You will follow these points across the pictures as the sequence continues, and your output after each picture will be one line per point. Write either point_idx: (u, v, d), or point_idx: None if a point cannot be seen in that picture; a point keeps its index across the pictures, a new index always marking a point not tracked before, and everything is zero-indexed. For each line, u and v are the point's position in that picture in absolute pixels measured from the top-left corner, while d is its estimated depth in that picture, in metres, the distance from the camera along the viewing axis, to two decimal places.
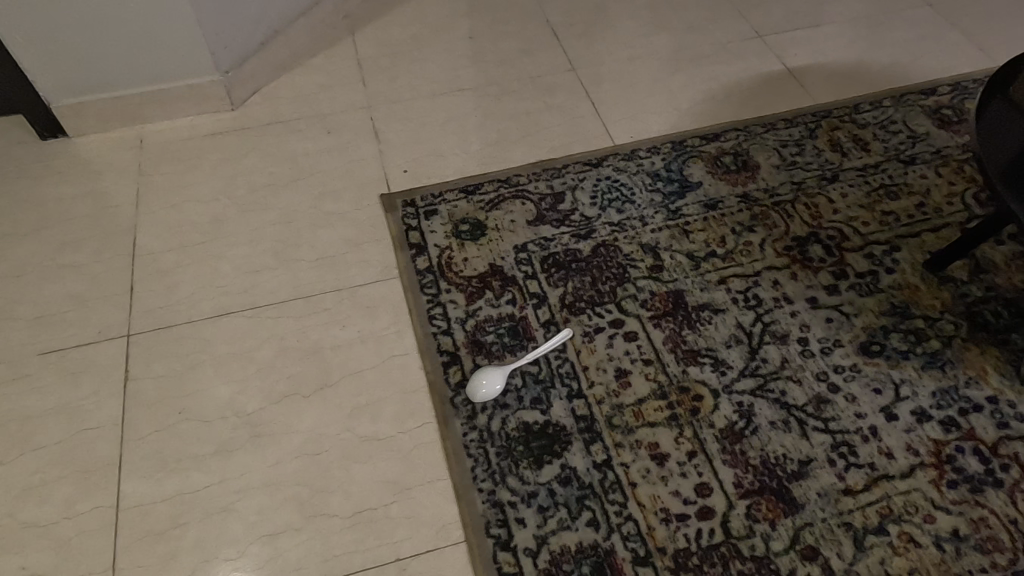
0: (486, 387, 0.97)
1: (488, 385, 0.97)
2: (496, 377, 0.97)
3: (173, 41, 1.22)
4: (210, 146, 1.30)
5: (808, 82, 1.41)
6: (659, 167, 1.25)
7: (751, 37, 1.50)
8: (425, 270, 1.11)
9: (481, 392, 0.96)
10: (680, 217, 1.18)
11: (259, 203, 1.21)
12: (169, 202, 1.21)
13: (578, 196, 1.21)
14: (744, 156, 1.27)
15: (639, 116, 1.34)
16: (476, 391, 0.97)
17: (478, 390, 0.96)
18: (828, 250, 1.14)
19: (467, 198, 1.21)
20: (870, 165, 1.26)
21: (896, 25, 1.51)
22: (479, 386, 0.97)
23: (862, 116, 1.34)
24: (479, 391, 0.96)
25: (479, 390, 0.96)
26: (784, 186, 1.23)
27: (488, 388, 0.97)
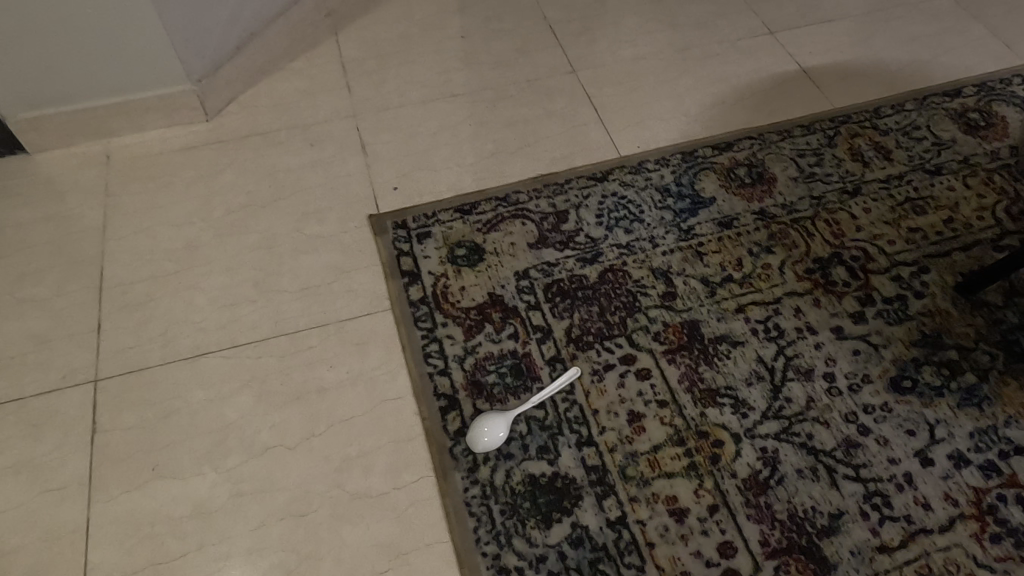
0: (487, 436, 0.89)
1: (490, 434, 0.89)
2: (498, 424, 0.89)
3: (140, 49, 1.12)
4: (183, 161, 1.19)
5: (825, 82, 1.31)
6: (669, 181, 1.16)
7: (762, 33, 1.40)
8: (419, 301, 1.03)
9: (481, 442, 0.89)
10: (692, 237, 1.10)
11: (237, 227, 1.11)
12: (139, 226, 1.11)
13: (582, 215, 1.12)
14: (759, 167, 1.18)
15: (646, 123, 1.24)
16: (477, 441, 0.89)
17: (478, 440, 0.89)
18: (853, 272, 1.06)
19: (463, 219, 1.12)
20: (894, 175, 1.17)
21: (916, 18, 1.42)
22: (479, 435, 0.89)
23: (884, 120, 1.25)
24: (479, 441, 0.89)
25: (480, 441, 0.89)
26: (803, 200, 1.14)
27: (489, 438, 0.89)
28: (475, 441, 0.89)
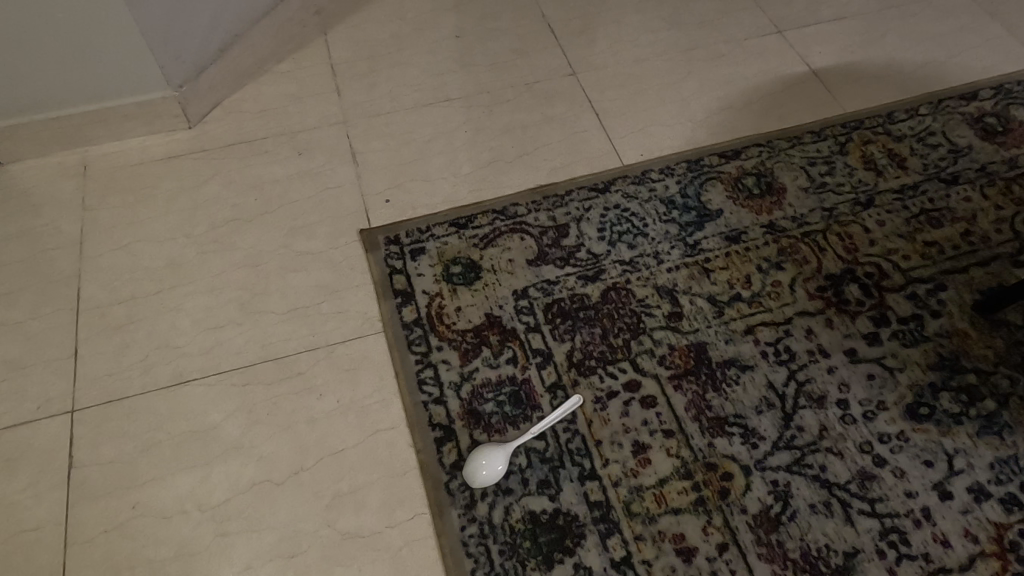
0: (486, 470, 0.84)
1: (489, 467, 0.85)
2: (498, 456, 0.85)
3: (113, 53, 1.06)
4: (164, 172, 1.14)
5: (836, 84, 1.26)
6: (673, 192, 1.11)
7: (770, 32, 1.34)
8: (413, 323, 0.98)
9: (479, 476, 0.84)
10: (699, 253, 1.05)
11: (222, 243, 1.06)
12: (118, 242, 1.06)
13: (584, 229, 1.07)
14: (768, 177, 1.13)
15: (650, 129, 1.19)
16: (474, 475, 0.84)
17: (476, 473, 0.84)
18: (867, 290, 1.01)
19: (459, 233, 1.07)
20: (908, 184, 1.12)
21: (930, 16, 1.36)
22: (477, 469, 0.84)
23: (898, 125, 1.20)
24: (476, 475, 0.84)
25: (478, 475, 0.84)
26: (814, 212, 1.09)
27: (488, 471, 0.84)
28: (472, 474, 0.84)
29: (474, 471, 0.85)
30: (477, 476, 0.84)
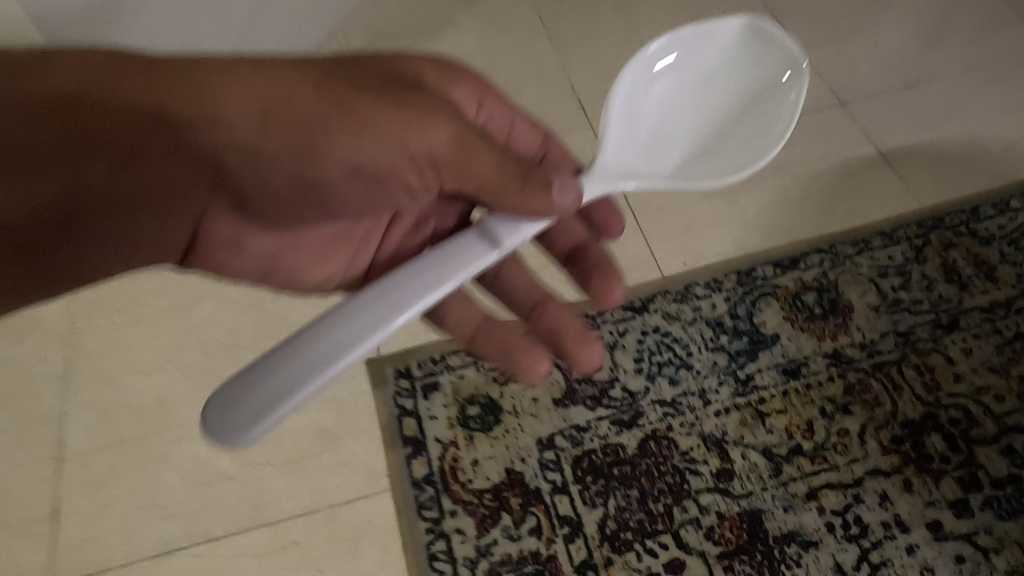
0: (659, 127, 0.65)
1: (664, 154, 0.64)
2: (610, 149, 0.62)
3: None
4: (152, 287, 1.03)
5: (908, 173, 1.11)
6: (721, 312, 0.97)
7: (830, 105, 1.20)
8: (423, 480, 0.86)
9: (738, 92, 0.66)
10: (751, 391, 0.91)
11: (215, 374, 0.95)
12: (102, 375, 0.96)
13: (618, 358, 0.94)
14: (832, 294, 0.98)
15: (694, 230, 1.05)
16: (748, 137, 0.64)
17: (714, 114, 0.65)
18: (952, 442, 0.87)
19: (476, 364, 0.94)
20: (999, 302, 0.97)
21: (1015, 83, 1.20)
22: (720, 119, 0.65)
23: (983, 225, 1.04)
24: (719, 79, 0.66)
25: (729, 132, 0.65)
26: (887, 337, 0.95)
27: (657, 115, 0.65)
28: (771, 119, 0.65)
29: (732, 95, 0.66)
30: (710, 167, 0.63)
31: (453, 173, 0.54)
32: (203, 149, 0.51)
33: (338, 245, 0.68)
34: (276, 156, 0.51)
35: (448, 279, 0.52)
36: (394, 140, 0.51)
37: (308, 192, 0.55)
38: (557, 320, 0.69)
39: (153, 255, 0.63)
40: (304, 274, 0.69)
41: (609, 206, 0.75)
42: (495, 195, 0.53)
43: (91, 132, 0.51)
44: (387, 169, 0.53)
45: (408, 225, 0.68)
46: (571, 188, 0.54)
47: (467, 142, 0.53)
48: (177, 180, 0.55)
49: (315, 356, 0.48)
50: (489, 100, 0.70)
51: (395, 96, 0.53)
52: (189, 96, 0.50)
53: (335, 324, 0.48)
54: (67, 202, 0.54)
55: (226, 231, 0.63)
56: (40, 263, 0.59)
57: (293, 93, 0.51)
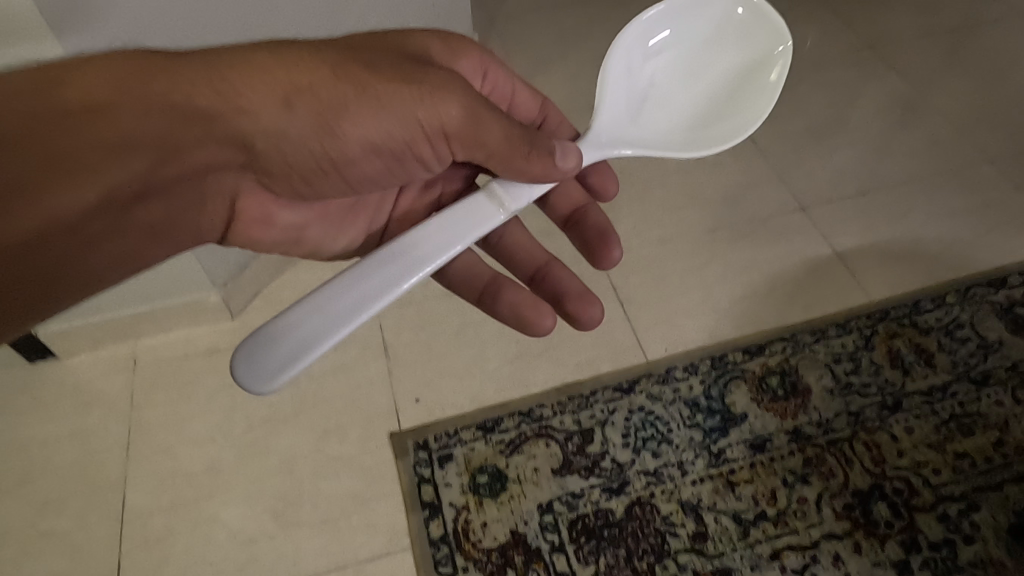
0: (650, 85, 0.84)
1: (653, 121, 0.82)
2: (602, 121, 0.79)
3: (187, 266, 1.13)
4: (203, 366, 1.19)
5: (860, 269, 1.28)
6: (697, 392, 1.12)
7: (792, 209, 1.38)
8: (439, 540, 1.00)
9: (726, 59, 0.85)
10: (723, 463, 1.06)
11: (259, 445, 1.10)
12: (160, 444, 1.10)
13: (608, 433, 1.08)
14: (793, 377, 1.14)
15: (674, 319, 1.21)
16: (721, 117, 0.83)
17: (695, 98, 0.84)
18: (895, 509, 1.01)
19: (485, 437, 1.08)
20: (937, 386, 1.13)
21: (953, 191, 1.39)
22: (707, 80, 0.85)
23: (924, 317, 1.20)
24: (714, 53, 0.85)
25: (707, 108, 0.84)
26: (840, 416, 1.10)
27: (646, 93, 0.83)
28: (742, 98, 0.84)
29: (720, 122, 0.83)
30: (685, 138, 0.82)
31: (463, 142, 0.70)
32: (246, 137, 0.64)
33: (349, 215, 0.85)
34: (303, 140, 0.66)
35: (455, 239, 0.66)
36: (412, 117, 0.67)
37: (333, 172, 0.71)
38: (558, 282, 0.87)
39: (190, 239, 0.72)
40: (329, 242, 0.86)
41: (603, 170, 0.93)
42: (503, 161, 0.68)
43: (147, 135, 0.58)
44: (402, 143, 0.69)
45: (416, 190, 0.86)
46: (571, 154, 0.70)
47: (479, 115, 0.67)
48: (215, 161, 0.64)
49: (338, 306, 0.61)
50: (493, 76, 0.90)
51: (411, 76, 0.67)
52: (234, 107, 0.62)
53: (367, 274, 0.63)
54: (153, 221, 0.65)
55: (258, 208, 0.77)
56: (83, 265, 0.62)
57: (314, 77, 0.64)
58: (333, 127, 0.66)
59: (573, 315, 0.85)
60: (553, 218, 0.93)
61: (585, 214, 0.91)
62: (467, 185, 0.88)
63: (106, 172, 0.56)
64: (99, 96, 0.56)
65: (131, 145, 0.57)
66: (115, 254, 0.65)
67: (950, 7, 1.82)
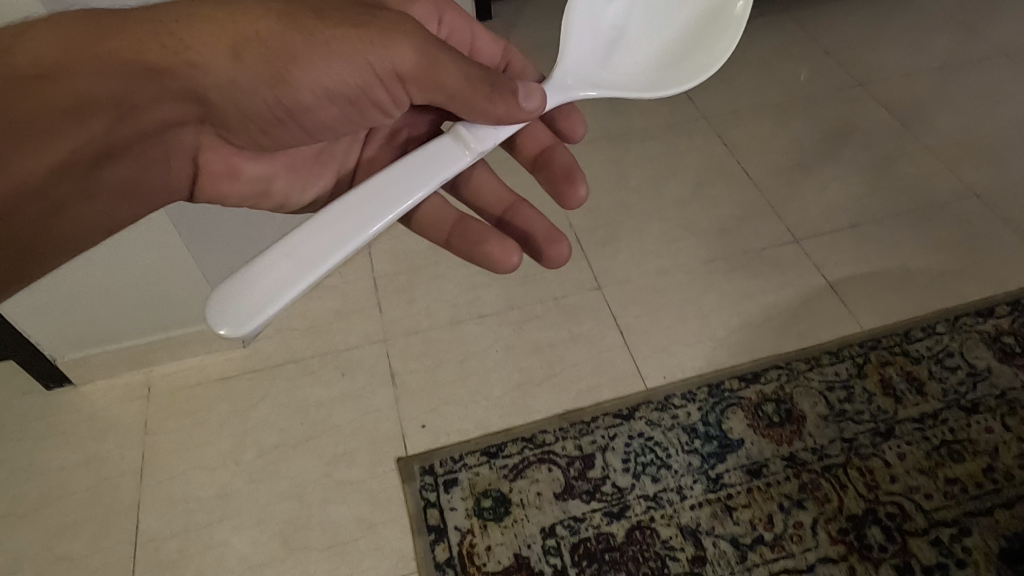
0: (617, 26, 0.79)
1: (620, 63, 0.78)
2: (568, 63, 0.75)
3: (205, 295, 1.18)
4: (216, 393, 1.22)
5: (852, 299, 1.32)
6: (695, 419, 1.16)
7: (786, 240, 1.43)
8: (445, 563, 1.03)
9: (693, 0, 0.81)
10: (721, 487, 1.09)
11: (270, 470, 1.13)
12: (173, 470, 1.14)
13: (609, 458, 1.12)
14: (788, 404, 1.17)
15: (672, 348, 1.25)
16: (690, 55, 0.79)
17: (663, 38, 0.80)
18: (889, 534, 1.04)
19: (490, 462, 1.12)
20: (928, 413, 1.16)
21: (941, 223, 1.44)
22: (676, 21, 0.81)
23: (914, 345, 1.24)
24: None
25: (675, 48, 0.80)
26: (834, 442, 1.13)
27: (613, 33, 0.79)
28: (713, 37, 0.80)
29: (689, 60, 0.79)
30: (649, 81, 0.78)
31: (418, 84, 0.66)
32: (198, 91, 0.63)
33: (316, 165, 0.83)
34: (253, 88, 0.63)
35: (423, 183, 0.62)
36: (361, 59, 0.63)
37: (286, 119, 0.68)
38: (525, 222, 0.84)
39: (163, 200, 0.74)
40: (297, 193, 0.83)
41: (569, 115, 0.88)
42: (463, 103, 0.64)
43: (103, 96, 0.58)
44: (356, 88, 0.66)
45: (385, 136, 0.84)
46: (535, 93, 0.66)
47: (432, 57, 0.63)
48: (171, 118, 0.65)
49: (305, 250, 0.56)
50: (450, 17, 0.87)
51: (361, 18, 0.63)
52: (181, 60, 0.61)
53: (336, 219, 0.58)
54: (118, 180, 0.66)
55: (221, 161, 0.75)
56: (51, 230, 0.63)
57: (260, 25, 0.61)
58: (281, 76, 0.63)
59: (542, 254, 0.82)
60: (519, 159, 0.88)
61: (553, 153, 0.86)
62: (435, 131, 0.84)
63: (64, 133, 0.57)
64: (51, 58, 0.57)
65: (88, 106, 0.58)
66: (84, 218, 0.66)
67: (937, 46, 1.89)
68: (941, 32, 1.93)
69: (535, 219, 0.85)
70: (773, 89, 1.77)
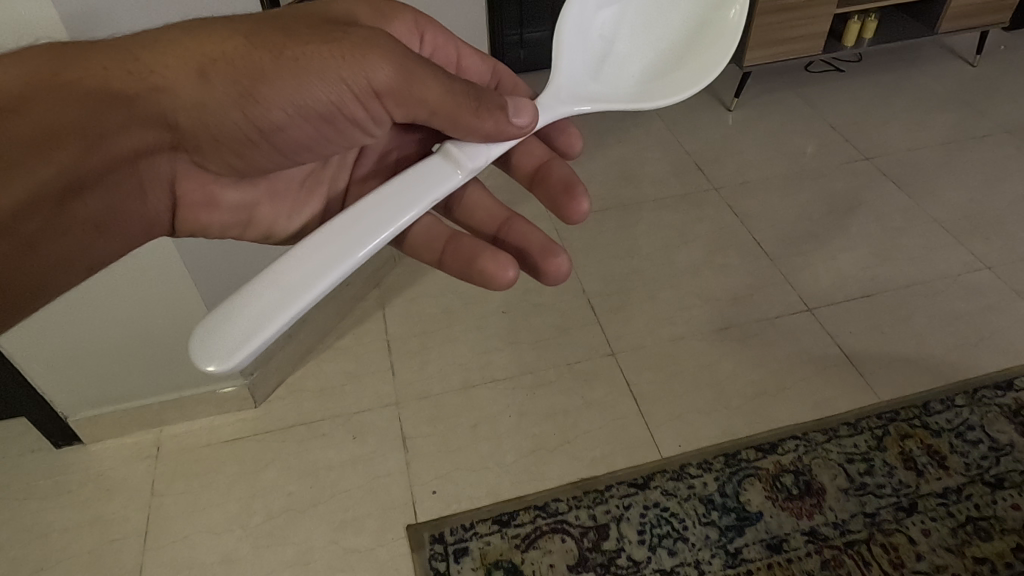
0: (608, 38, 0.81)
1: (613, 73, 0.79)
2: (562, 73, 0.75)
3: None
4: (225, 454, 1.21)
5: (868, 368, 1.31)
6: (712, 490, 1.13)
7: (799, 309, 1.43)
8: None
9: (681, 14, 0.84)
10: (741, 562, 1.05)
11: (276, 535, 1.10)
12: (177, 534, 1.11)
13: (625, 530, 1.09)
14: (806, 475, 1.15)
15: (687, 415, 1.23)
16: (683, 64, 0.81)
17: (655, 49, 0.82)
18: None
19: (501, 531, 1.09)
20: (951, 488, 1.13)
21: (954, 294, 1.44)
22: (666, 34, 0.83)
23: (934, 417, 1.22)
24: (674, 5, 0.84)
25: (667, 56, 0.82)
26: (856, 517, 1.10)
27: (604, 45, 0.80)
28: (701, 47, 0.82)
29: (681, 69, 0.80)
30: (642, 89, 0.79)
31: (397, 100, 0.65)
32: (167, 116, 0.62)
33: (301, 189, 0.82)
34: (223, 110, 0.63)
35: (411, 204, 0.59)
36: (336, 75, 0.62)
37: (261, 140, 0.67)
38: (519, 237, 0.83)
39: (142, 236, 0.73)
40: (282, 221, 0.82)
41: (567, 135, 0.90)
42: (450, 119, 0.63)
43: (69, 126, 0.57)
44: (330, 105, 0.65)
45: (373, 156, 0.84)
46: (526, 110, 0.66)
47: (412, 73, 0.63)
48: (142, 146, 0.64)
49: (289, 280, 0.53)
50: (430, 35, 0.85)
51: (330, 35, 0.63)
52: (148, 85, 0.61)
53: (321, 245, 0.56)
54: (94, 217, 0.64)
55: (197, 190, 0.74)
56: (27, 273, 0.61)
57: (227, 47, 0.62)
58: (253, 95, 0.62)
59: (540, 268, 0.80)
60: (518, 177, 0.88)
61: (550, 169, 0.86)
62: (422, 151, 0.84)
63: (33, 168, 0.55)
64: (21, 90, 0.56)
65: (56, 139, 0.56)
66: (61, 258, 0.63)
67: (940, 123, 1.93)
68: (943, 110, 1.99)
69: (532, 234, 0.83)
70: (781, 162, 1.81)
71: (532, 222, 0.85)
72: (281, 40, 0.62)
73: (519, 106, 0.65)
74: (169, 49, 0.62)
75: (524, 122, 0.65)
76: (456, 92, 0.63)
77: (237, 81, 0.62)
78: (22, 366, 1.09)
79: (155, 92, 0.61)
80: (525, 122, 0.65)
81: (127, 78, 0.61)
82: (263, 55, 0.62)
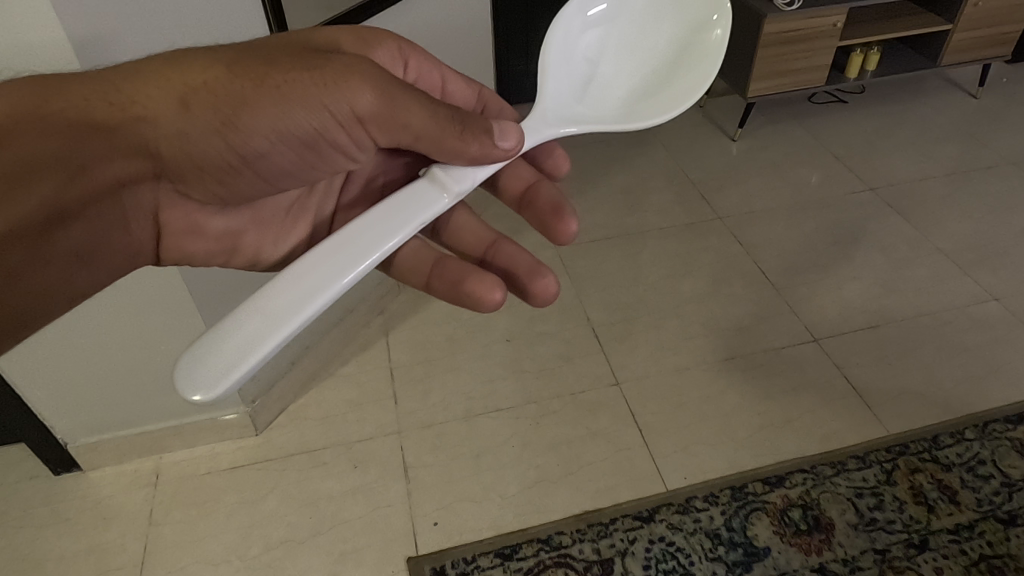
0: (592, 61, 0.82)
1: (598, 95, 0.80)
2: (547, 98, 0.76)
3: None
4: (225, 482, 1.20)
5: (875, 401, 1.29)
6: (719, 524, 1.11)
7: (805, 339, 1.42)
8: None
9: (666, 35, 0.84)
10: None
11: (275, 566, 1.08)
12: (174, 564, 1.09)
13: (629, 564, 1.07)
14: (814, 510, 1.13)
15: (691, 447, 1.22)
16: (669, 84, 0.81)
17: (640, 70, 0.82)
18: None
19: (503, 565, 1.07)
20: (962, 524, 1.11)
21: (962, 326, 1.43)
22: (651, 55, 0.83)
23: (943, 451, 1.20)
24: (660, 26, 0.85)
25: (653, 77, 0.82)
26: (865, 553, 1.08)
27: (588, 67, 0.81)
28: (687, 65, 0.83)
29: (667, 89, 0.81)
30: (627, 109, 0.79)
31: (381, 125, 0.64)
32: (149, 145, 0.63)
33: (287, 217, 0.82)
34: (205, 138, 0.63)
35: (395, 229, 0.59)
36: (316, 103, 0.62)
37: (246, 167, 0.67)
38: (507, 260, 0.83)
39: (127, 264, 0.73)
40: (268, 246, 0.81)
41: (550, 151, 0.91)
42: (434, 144, 0.63)
43: (51, 157, 0.58)
44: (312, 131, 0.65)
45: (361, 182, 0.85)
46: (511, 132, 0.65)
47: (394, 98, 0.62)
48: (125, 175, 0.64)
49: (267, 308, 0.53)
50: (415, 63, 0.86)
51: (311, 62, 0.63)
52: (130, 115, 0.61)
53: (308, 270, 0.55)
54: (77, 246, 0.65)
55: (182, 218, 0.74)
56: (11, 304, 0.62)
57: (207, 75, 0.62)
58: (235, 122, 0.62)
59: (527, 290, 0.79)
60: (507, 199, 0.89)
61: (537, 191, 0.86)
62: (410, 175, 0.84)
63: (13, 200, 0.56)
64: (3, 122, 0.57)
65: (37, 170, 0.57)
66: (43, 287, 0.64)
67: (945, 154, 1.94)
68: (947, 141, 1.99)
69: (520, 257, 0.83)
70: (785, 192, 1.82)
71: (519, 245, 0.84)
72: (262, 68, 0.62)
73: (505, 128, 0.65)
74: (150, 79, 0.62)
75: (510, 144, 0.65)
76: (439, 116, 0.63)
77: (219, 109, 0.62)
78: (21, 391, 1.08)
79: (137, 122, 0.62)
80: (511, 144, 0.65)
81: (108, 108, 0.61)
82: (244, 83, 0.62)
